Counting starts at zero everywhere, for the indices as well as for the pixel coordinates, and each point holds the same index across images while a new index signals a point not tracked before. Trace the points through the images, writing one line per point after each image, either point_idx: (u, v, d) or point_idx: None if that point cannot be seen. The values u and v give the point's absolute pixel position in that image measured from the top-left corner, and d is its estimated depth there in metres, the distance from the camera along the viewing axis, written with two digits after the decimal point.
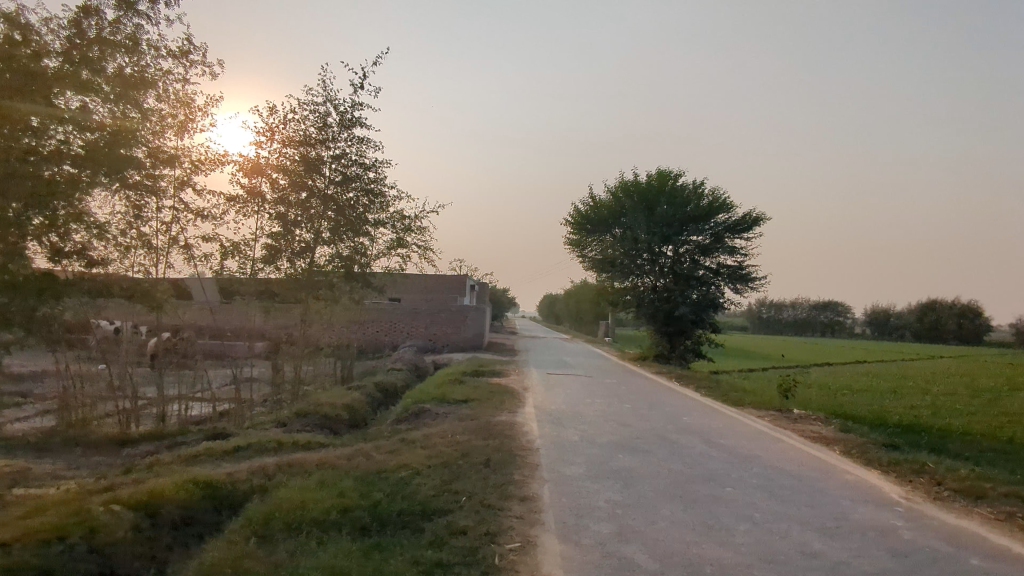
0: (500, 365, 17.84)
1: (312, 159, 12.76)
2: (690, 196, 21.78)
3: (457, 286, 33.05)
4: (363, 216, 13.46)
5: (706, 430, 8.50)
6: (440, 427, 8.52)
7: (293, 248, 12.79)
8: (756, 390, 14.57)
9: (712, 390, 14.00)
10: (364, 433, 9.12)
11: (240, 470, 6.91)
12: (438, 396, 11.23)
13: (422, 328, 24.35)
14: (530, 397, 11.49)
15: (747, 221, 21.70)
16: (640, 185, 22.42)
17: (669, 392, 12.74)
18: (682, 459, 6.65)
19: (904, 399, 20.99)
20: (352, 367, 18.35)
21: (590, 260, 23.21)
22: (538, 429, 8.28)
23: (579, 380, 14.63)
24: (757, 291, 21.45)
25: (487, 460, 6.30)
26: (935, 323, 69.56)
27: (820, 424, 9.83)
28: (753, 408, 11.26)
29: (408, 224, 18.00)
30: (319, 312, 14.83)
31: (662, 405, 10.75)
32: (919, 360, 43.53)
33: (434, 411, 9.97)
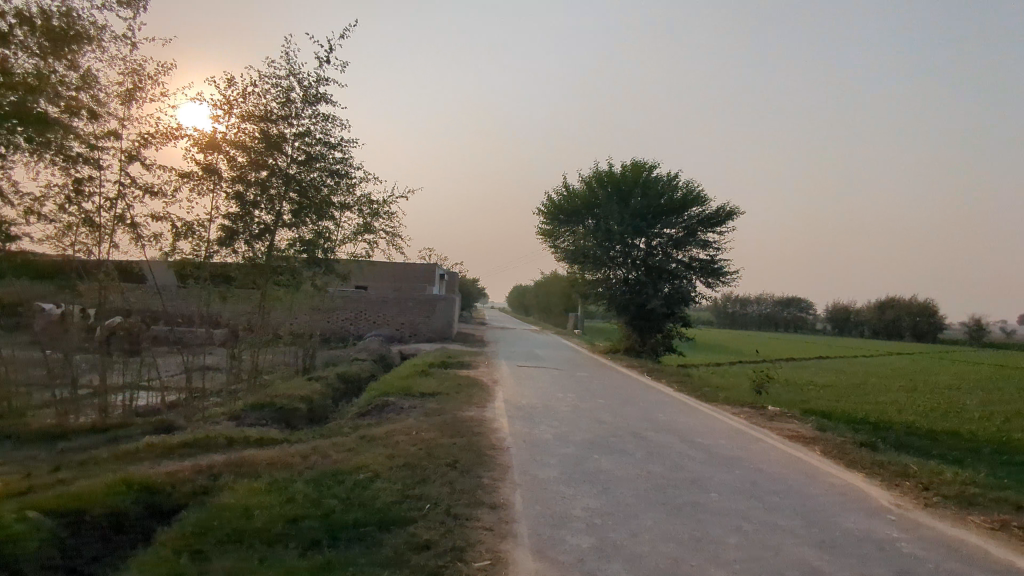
0: (469, 356, 17.35)
1: (273, 135, 11.96)
2: (664, 188, 21.51)
3: (425, 276, 32.40)
4: (327, 198, 12.86)
5: (683, 428, 8.17)
6: (404, 423, 8.02)
7: (251, 230, 11.98)
8: (728, 386, 14.39)
9: (684, 385, 13.77)
10: (321, 428, 8.56)
11: (182, 470, 6.31)
12: (403, 389, 10.71)
13: (389, 318, 23.69)
14: (499, 391, 11.05)
15: (721, 215, 21.55)
16: (614, 175, 22.05)
17: (641, 387, 12.42)
18: (660, 461, 6.29)
19: (869, 395, 21.13)
20: (315, 356, 17.67)
21: (562, 251, 22.80)
22: (508, 426, 7.85)
23: (550, 373, 14.23)
24: (729, 286, 21.35)
25: (454, 461, 5.83)
26: (894, 320, 71.39)
27: (796, 422, 9.61)
28: (727, 404, 11.02)
29: (375, 209, 17.35)
30: (279, 298, 14.13)
31: (635, 401, 10.42)
32: (879, 355, 44.46)
33: (398, 405, 9.46)
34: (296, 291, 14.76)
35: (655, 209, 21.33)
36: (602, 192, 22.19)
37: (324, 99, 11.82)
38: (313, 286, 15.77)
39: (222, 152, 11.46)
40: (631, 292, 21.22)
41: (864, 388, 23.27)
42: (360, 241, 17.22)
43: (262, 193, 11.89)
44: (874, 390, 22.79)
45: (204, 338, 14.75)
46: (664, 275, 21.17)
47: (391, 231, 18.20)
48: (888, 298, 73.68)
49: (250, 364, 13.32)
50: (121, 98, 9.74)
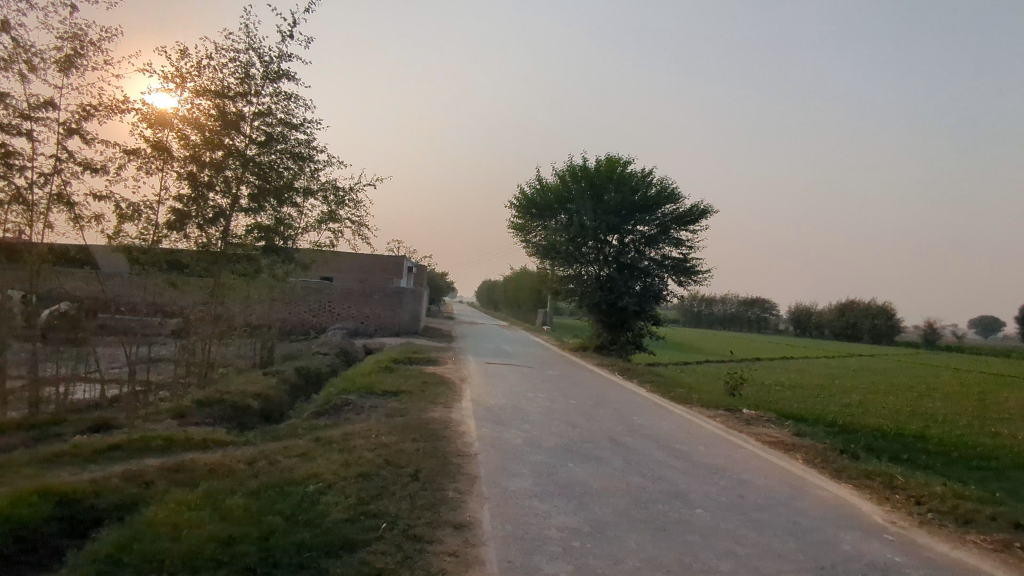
0: (435, 351, 16.78)
1: (230, 114, 11.15)
2: (638, 184, 21.16)
3: (393, 268, 31.62)
4: (287, 181, 12.17)
5: (660, 433, 7.76)
6: (363, 425, 7.44)
7: (204, 214, 11.14)
8: (699, 386, 14.15)
9: (655, 385, 13.46)
10: (273, 429, 7.92)
11: (110, 476, 5.64)
12: (364, 387, 10.11)
13: (354, 310, 22.92)
14: (467, 390, 10.50)
15: (694, 213, 21.31)
16: (588, 170, 21.63)
17: (613, 387, 12.05)
18: (639, 470, 5.86)
19: (836, 397, 21.13)
20: (274, 349, 16.88)
21: (533, 246, 22.36)
22: (476, 430, 7.33)
23: (519, 371, 13.75)
24: (701, 285, 21.17)
25: (416, 470, 5.31)
26: (854, 323, 72.96)
27: (773, 427, 9.30)
28: (702, 407, 10.68)
29: (341, 197, 16.63)
30: (235, 287, 13.36)
31: (608, 402, 10.01)
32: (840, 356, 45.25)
33: (358, 404, 8.86)
34: (253, 280, 14.00)
35: (629, 206, 20.98)
36: (576, 187, 21.77)
37: (286, 77, 11.09)
38: (273, 275, 15.00)
39: (173, 129, 10.62)
40: (602, 289, 20.88)
41: (830, 389, 23.41)
42: (324, 229, 16.48)
43: (218, 174, 11.10)
44: (840, 392, 22.85)
45: (154, 328, 13.88)
46: (636, 273, 20.89)
47: (357, 220, 17.49)
48: (849, 300, 75.30)
49: (201, 357, 12.54)
50: (58, 65, 8.90)
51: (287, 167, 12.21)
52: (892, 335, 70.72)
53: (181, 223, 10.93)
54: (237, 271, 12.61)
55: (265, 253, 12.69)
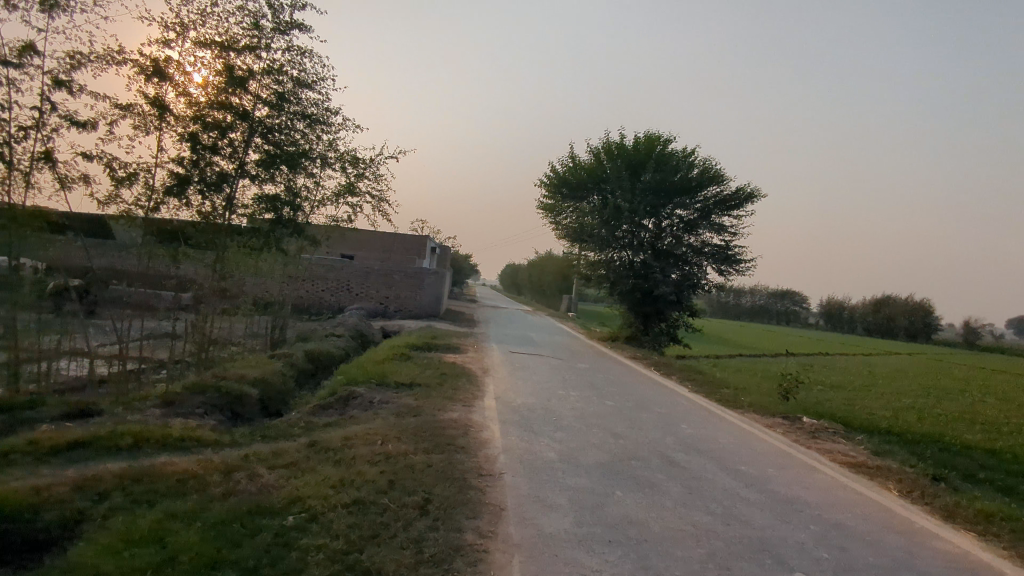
0: (456, 337, 15.72)
1: (236, 69, 10.07)
2: (679, 164, 19.73)
3: (415, 247, 30.58)
4: (298, 147, 11.29)
5: (718, 451, 6.56)
6: (369, 427, 6.35)
7: (206, 179, 10.08)
8: (742, 387, 12.90)
9: (696, 384, 12.22)
10: (267, 425, 6.88)
11: (55, 484, 4.59)
12: (375, 377, 9.05)
13: (374, 291, 21.95)
14: (490, 384, 9.40)
15: (739, 196, 19.82)
16: (625, 149, 20.25)
17: (651, 385, 10.84)
18: (705, 507, 4.67)
19: (885, 400, 19.57)
20: (286, 329, 15.96)
21: (564, 228, 21.11)
22: (502, 438, 6.20)
23: (547, 363, 12.61)
24: (743, 275, 19.73)
25: (426, 498, 4.19)
26: (888, 319, 70.45)
27: (844, 443, 8.03)
28: (755, 414, 9.43)
29: (361, 168, 15.60)
30: (243, 261, 12.36)
31: (650, 405, 8.82)
32: (876, 354, 43.40)
33: (367, 398, 7.79)
34: (263, 254, 13.01)
35: (668, 187, 19.56)
36: (612, 166, 20.41)
37: (299, 28, 9.94)
38: (285, 249, 14.00)
39: (172, 83, 9.56)
40: (637, 276, 19.53)
41: (874, 390, 21.96)
42: (340, 203, 15.42)
43: (223, 135, 10.01)
44: (888, 394, 21.25)
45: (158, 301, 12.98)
46: (674, 260, 19.49)
47: (376, 195, 16.42)
48: (884, 295, 72.71)
49: (204, 336, 11.60)
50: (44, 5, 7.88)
51: (297, 125, 11.28)
52: (929, 334, 68.12)
53: (182, 188, 9.85)
54: (243, 242, 11.61)
55: (273, 224, 11.66)
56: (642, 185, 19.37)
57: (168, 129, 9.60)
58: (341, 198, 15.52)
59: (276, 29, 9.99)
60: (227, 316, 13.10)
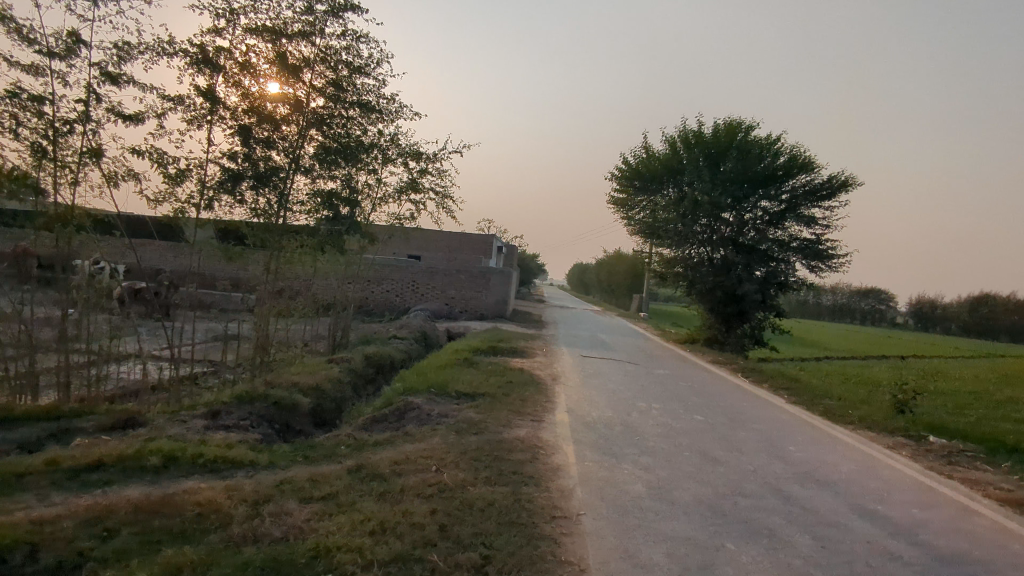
0: (522, 339, 14.88)
1: (290, 57, 9.59)
2: (764, 152, 18.11)
3: (481, 247, 29.98)
4: (355, 140, 10.70)
5: (840, 482, 5.37)
6: (423, 447, 5.53)
7: (260, 174, 9.62)
8: (844, 397, 11.42)
9: (791, 393, 10.86)
10: (313, 442, 6.20)
11: (62, 515, 3.98)
12: (435, 385, 8.27)
13: (439, 291, 21.42)
14: (560, 394, 8.47)
15: (832, 185, 17.95)
16: (703, 137, 18.78)
17: (743, 396, 9.59)
18: (847, 572, 3.57)
19: (1006, 411, 17.29)
20: (348, 331, 15.56)
21: (637, 223, 20.03)
22: (576, 463, 5.25)
23: (622, 369, 11.54)
24: (837, 272, 17.91)
25: (484, 555, 3.31)
26: (988, 318, 64.76)
27: (992, 470, 6.60)
28: (870, 432, 8.07)
29: (424, 163, 15.00)
30: (301, 261, 11.92)
31: (746, 420, 7.64)
32: (979, 357, 39.71)
33: (424, 410, 7.00)
34: (322, 253, 12.56)
35: (751, 177, 17.97)
36: (689, 156, 18.99)
37: (353, 11, 9.30)
38: (345, 248, 13.52)
39: (224, 74, 9.16)
40: (717, 274, 18.09)
41: (989, 399, 19.62)
42: (402, 199, 14.86)
43: (276, 128, 9.55)
44: (1007, 404, 18.86)
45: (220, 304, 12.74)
46: (759, 257, 17.88)
47: (438, 191, 15.76)
48: (984, 293, 66.91)
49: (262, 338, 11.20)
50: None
51: (355, 117, 10.70)
52: None
53: (235, 184, 9.42)
54: (301, 241, 11.15)
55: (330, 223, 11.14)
56: (723, 175, 17.86)
57: (219, 121, 9.21)
58: (403, 195, 14.93)
59: (330, 12, 9.40)
60: (287, 318, 12.71)
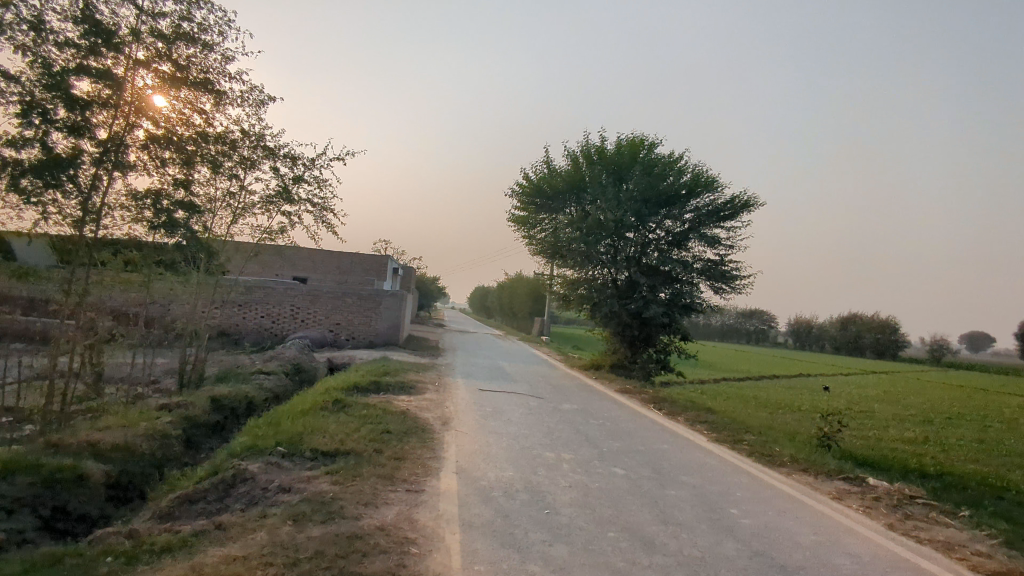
0: (411, 371, 13.14)
1: (100, 19, 7.56)
2: (667, 170, 17.46)
3: (374, 268, 27.86)
4: (180, 133, 8.75)
5: (809, 570, 4.11)
6: (236, 553, 3.72)
7: (58, 164, 7.22)
8: (760, 429, 10.60)
9: (708, 427, 9.85)
10: (78, 546, 4.19)
11: None
12: (285, 441, 6.42)
13: (322, 316, 19.24)
14: (449, 445, 6.86)
15: (734, 206, 17.47)
16: (606, 153, 17.97)
17: (661, 437, 8.38)
18: None
19: (899, 433, 17.46)
20: (204, 365, 13.15)
21: (538, 243, 18.95)
22: (462, 568, 3.66)
23: (524, 405, 10.10)
24: (740, 294, 17.43)
25: None
26: (855, 337, 70.00)
27: (949, 526, 5.70)
28: (805, 478, 7.07)
29: (298, 172, 13.10)
30: (132, 282, 9.62)
31: (672, 473, 6.35)
32: (853, 374, 42.12)
33: (260, 484, 5.15)
34: (157, 268, 10.26)
35: (655, 194, 17.29)
36: (592, 173, 18.13)
37: None
38: (182, 266, 11.19)
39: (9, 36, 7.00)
40: (621, 296, 17.21)
41: (879, 420, 19.93)
42: (270, 212, 12.83)
43: (84, 109, 7.38)
44: (896, 425, 19.20)
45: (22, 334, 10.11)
46: (664, 278, 17.14)
47: (316, 202, 13.79)
48: (851, 314, 72.37)
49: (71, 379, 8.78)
50: None
51: (191, 102, 8.79)
52: (897, 352, 67.81)
53: (26, 180, 7.01)
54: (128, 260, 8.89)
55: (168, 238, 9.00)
56: (627, 193, 17.08)
57: None
58: (271, 205, 12.87)
59: None
60: (115, 351, 10.29)
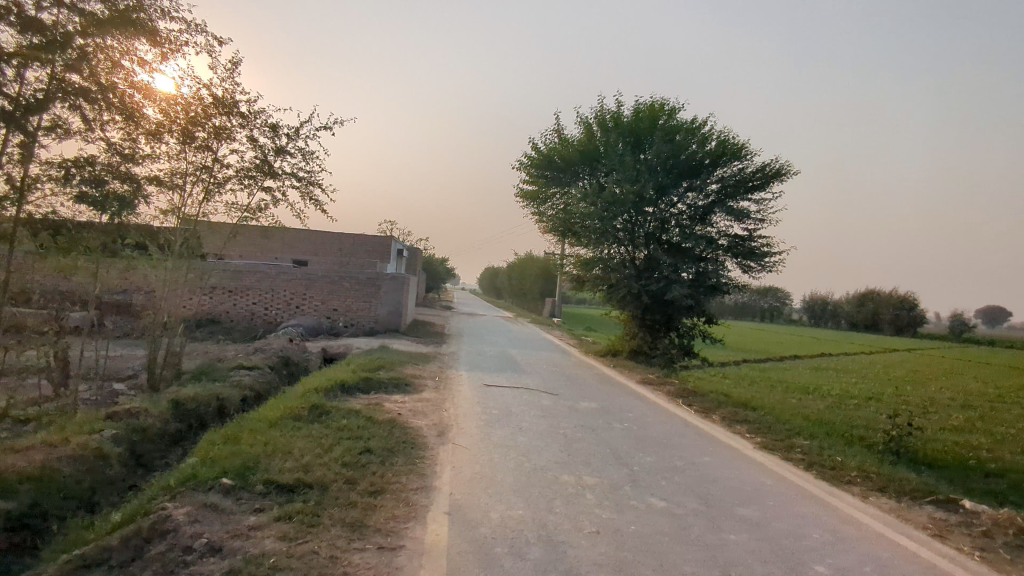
0: (410, 364, 11.82)
1: None
2: (689, 137, 15.84)
3: (377, 249, 26.54)
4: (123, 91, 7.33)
5: None
6: None
7: None
8: (806, 427, 9.21)
9: (750, 429, 8.45)
10: None
11: None
12: (235, 468, 5.12)
13: (318, 302, 17.96)
14: (441, 468, 5.52)
15: (764, 175, 15.84)
16: (622, 120, 16.39)
17: (699, 447, 7.01)
18: None
19: (946, 421, 15.93)
20: (182, 359, 11.93)
21: (549, 219, 17.58)
22: None
23: (535, 405, 8.76)
24: (770, 272, 15.89)
25: None
26: (874, 313, 68.14)
27: None
28: (887, 503, 5.67)
29: (280, 144, 11.80)
30: (78, 268, 8.33)
31: (725, 506, 4.97)
32: (874, 353, 40.47)
33: (181, 542, 3.84)
34: (107, 250, 8.95)
35: (676, 163, 15.70)
36: (608, 141, 16.58)
37: None
38: (128, 241, 9.84)
39: None
40: (641, 276, 15.74)
41: (921, 406, 18.34)
42: (249, 188, 11.57)
43: None
44: (940, 411, 17.62)
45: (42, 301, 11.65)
46: (687, 255, 15.59)
47: (302, 176, 12.42)
48: (870, 290, 70.45)
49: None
50: None
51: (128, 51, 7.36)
52: (916, 328, 65.98)
53: None
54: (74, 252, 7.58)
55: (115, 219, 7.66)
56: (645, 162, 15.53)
57: None
58: (249, 179, 11.59)
59: None
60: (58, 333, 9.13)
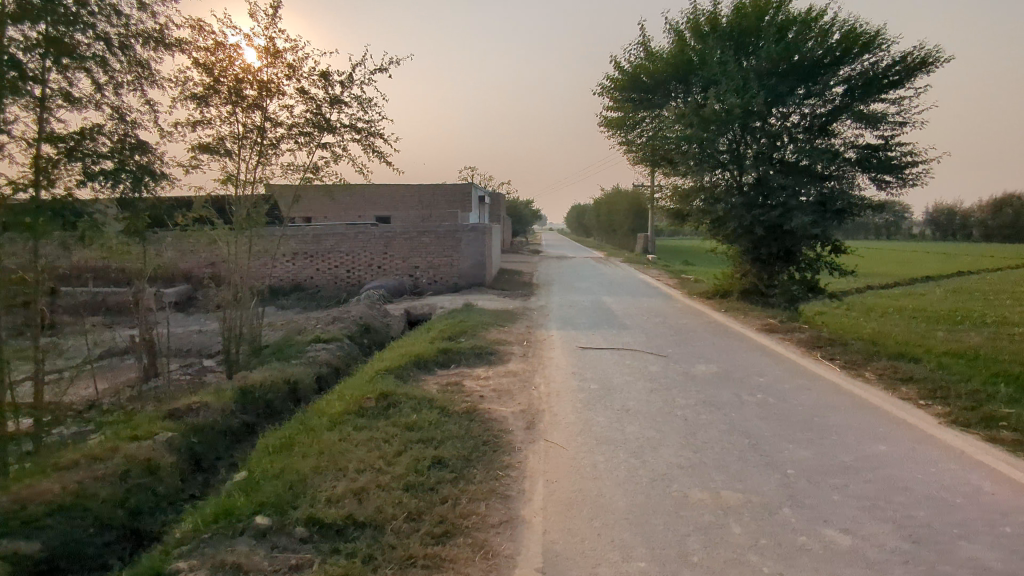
0: (496, 326, 10.66)
1: None
2: (805, 33, 13.22)
3: (458, 198, 25.46)
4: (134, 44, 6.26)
5: None
6: None
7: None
8: (993, 381, 7.23)
9: (920, 390, 6.63)
10: None
11: None
12: (275, 500, 4.11)
13: (399, 260, 17.11)
14: (529, 484, 4.28)
15: (901, 69, 13.07)
16: (720, 22, 13.95)
17: (865, 428, 5.37)
18: None
19: None
20: (261, 334, 11.42)
21: (640, 148, 15.71)
22: None
23: (643, 375, 7.31)
24: (912, 185, 13.30)
25: None
26: (1015, 221, 60.29)
27: None
28: None
29: (334, 92, 10.63)
30: (129, 256, 7.60)
31: (945, 544, 3.42)
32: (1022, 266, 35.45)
33: None
34: (159, 232, 8.21)
35: (790, 65, 13.22)
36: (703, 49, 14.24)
37: None
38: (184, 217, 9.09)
39: None
40: (752, 204, 13.60)
41: None
42: (306, 147, 10.56)
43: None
44: None
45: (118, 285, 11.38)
46: (808, 175, 13.24)
47: (362, 128, 11.27)
48: (1008, 196, 62.18)
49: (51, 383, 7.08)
50: None
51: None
52: None
53: None
54: (116, 240, 6.70)
55: (152, 202, 6.72)
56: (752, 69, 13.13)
57: None
58: (305, 137, 10.56)
59: None
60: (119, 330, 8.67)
